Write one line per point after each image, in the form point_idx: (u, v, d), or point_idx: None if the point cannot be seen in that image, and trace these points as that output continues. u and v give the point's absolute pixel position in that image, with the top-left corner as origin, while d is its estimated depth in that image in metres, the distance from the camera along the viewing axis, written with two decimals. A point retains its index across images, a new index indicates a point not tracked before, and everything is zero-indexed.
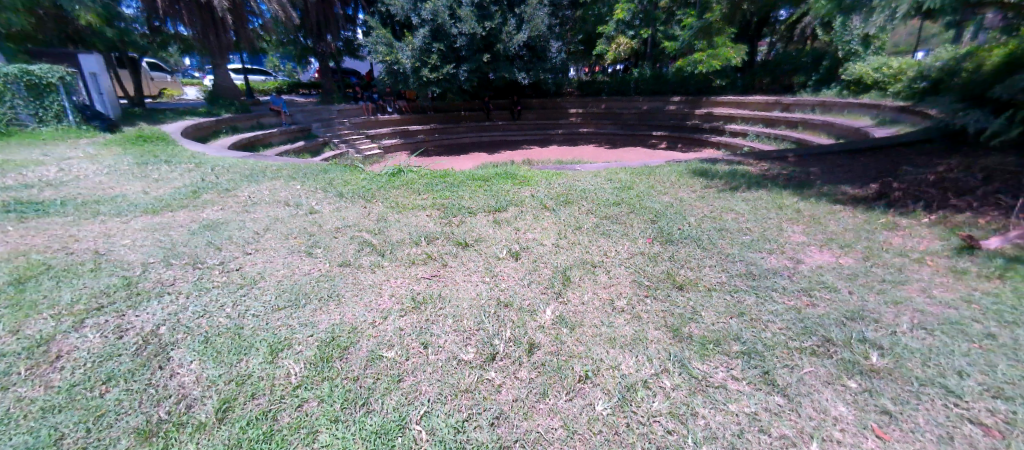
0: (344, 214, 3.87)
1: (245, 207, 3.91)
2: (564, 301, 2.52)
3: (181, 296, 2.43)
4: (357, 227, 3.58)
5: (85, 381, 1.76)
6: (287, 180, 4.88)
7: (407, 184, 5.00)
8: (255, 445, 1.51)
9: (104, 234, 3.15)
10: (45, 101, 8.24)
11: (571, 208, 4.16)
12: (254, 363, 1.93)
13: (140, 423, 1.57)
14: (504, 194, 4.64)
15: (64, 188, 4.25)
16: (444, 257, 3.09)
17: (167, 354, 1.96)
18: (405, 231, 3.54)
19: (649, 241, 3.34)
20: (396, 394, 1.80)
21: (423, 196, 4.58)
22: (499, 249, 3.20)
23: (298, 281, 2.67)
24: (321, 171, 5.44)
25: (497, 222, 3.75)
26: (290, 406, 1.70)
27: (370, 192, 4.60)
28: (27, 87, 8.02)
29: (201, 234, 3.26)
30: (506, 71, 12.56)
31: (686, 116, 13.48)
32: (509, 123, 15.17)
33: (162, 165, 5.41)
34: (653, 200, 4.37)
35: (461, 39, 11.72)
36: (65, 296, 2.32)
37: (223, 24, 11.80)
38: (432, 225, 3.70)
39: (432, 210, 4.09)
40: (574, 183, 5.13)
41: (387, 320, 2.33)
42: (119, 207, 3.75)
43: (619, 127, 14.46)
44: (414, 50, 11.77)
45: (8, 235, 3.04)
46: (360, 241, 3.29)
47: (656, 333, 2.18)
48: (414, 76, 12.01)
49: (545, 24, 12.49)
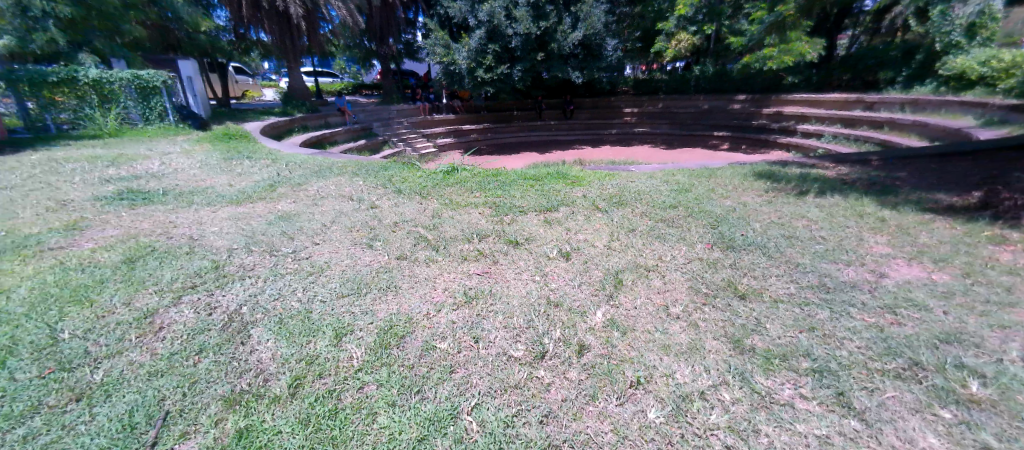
0: (402, 210, 4.04)
1: (315, 201, 4.20)
2: (615, 304, 2.46)
3: (259, 280, 2.65)
4: (413, 222, 3.72)
5: (182, 351, 2.02)
6: (350, 176, 5.17)
7: (460, 182, 5.13)
8: (323, 421, 1.68)
9: (198, 222, 3.50)
10: (150, 102, 9.29)
11: (625, 209, 4.07)
12: (321, 345, 2.12)
13: (226, 391, 1.81)
14: (555, 194, 4.62)
15: (165, 180, 4.78)
16: (494, 254, 3.13)
17: (248, 332, 2.19)
18: (458, 228, 3.62)
19: (709, 247, 3.17)
20: (448, 385, 1.89)
21: (475, 194, 4.68)
22: (550, 249, 3.20)
23: (360, 271, 2.82)
24: (381, 168, 5.72)
25: (548, 222, 3.74)
26: (352, 388, 1.86)
27: (426, 188, 4.78)
28: (137, 89, 9.08)
29: (277, 224, 3.54)
30: (559, 70, 12.48)
31: (751, 115, 12.75)
32: (560, 123, 15.13)
33: (244, 160, 5.94)
34: (713, 204, 4.18)
35: (516, 39, 11.68)
36: (166, 275, 2.61)
37: (297, 30, 12.65)
38: (485, 223, 3.76)
39: (484, 208, 4.16)
40: (628, 184, 5.01)
41: (441, 313, 2.42)
42: (210, 197, 4.17)
43: (675, 127, 13.93)
44: (469, 51, 11.95)
45: (122, 220, 3.47)
46: (416, 236, 3.42)
47: (715, 344, 2.08)
48: (469, 77, 12.23)
49: (601, 22, 12.26)
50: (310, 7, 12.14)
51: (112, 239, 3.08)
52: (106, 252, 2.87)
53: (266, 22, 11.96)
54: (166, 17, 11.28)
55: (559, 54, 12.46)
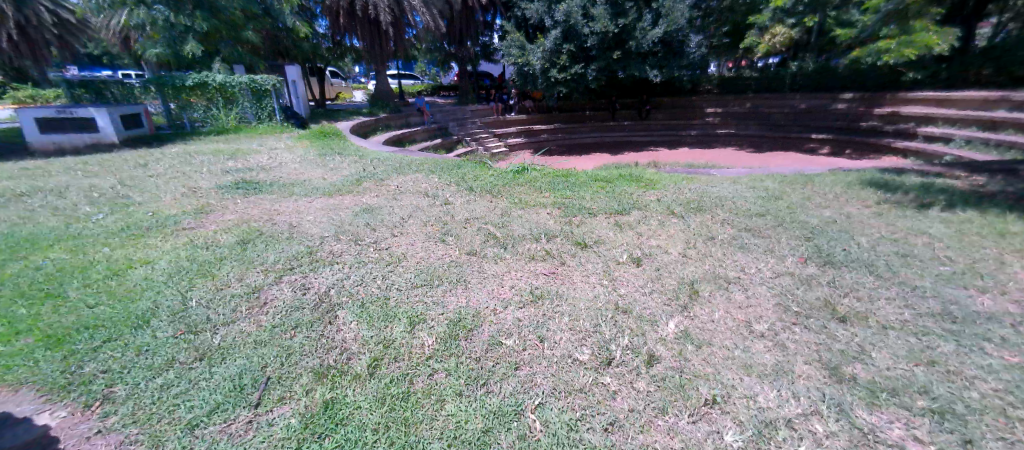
0: (473, 207, 4.17)
1: (395, 195, 4.49)
2: (691, 316, 2.34)
3: (346, 267, 2.89)
4: (483, 220, 3.82)
5: (281, 325, 2.28)
6: (427, 173, 5.46)
7: (529, 181, 5.19)
8: (397, 401, 1.80)
9: (297, 211, 3.92)
10: (262, 103, 10.46)
11: (703, 216, 3.84)
12: (397, 330, 2.27)
13: (316, 365, 2.01)
14: (627, 197, 4.49)
15: (272, 172, 5.40)
16: (562, 255, 3.11)
17: (335, 313, 2.40)
18: (526, 227, 3.66)
19: (802, 262, 2.88)
20: (513, 381, 1.92)
21: (544, 194, 4.69)
22: (620, 253, 3.12)
23: (432, 263, 2.98)
24: (455, 166, 5.97)
25: (619, 225, 3.65)
26: (424, 374, 1.97)
27: (496, 187, 4.90)
28: (253, 92, 10.34)
29: (362, 215, 3.84)
30: (636, 69, 11.92)
31: (859, 116, 11.45)
32: (635, 123, 14.69)
33: (335, 157, 6.53)
34: (809, 214, 3.79)
35: (592, 38, 11.48)
36: (270, 257, 2.95)
37: (385, 37, 13.42)
38: (553, 223, 3.76)
39: (553, 209, 4.16)
40: (708, 189, 4.73)
41: (507, 310, 2.47)
42: (307, 189, 4.65)
43: (767, 128, 13.01)
44: (544, 52, 12.02)
45: (237, 206, 3.99)
46: (485, 233, 3.52)
47: (807, 368, 1.89)
48: (542, 77, 12.33)
49: (685, 17, 11.43)
50: (398, 15, 12.85)
51: (230, 223, 3.55)
52: (225, 234, 3.32)
53: (360, 29, 12.93)
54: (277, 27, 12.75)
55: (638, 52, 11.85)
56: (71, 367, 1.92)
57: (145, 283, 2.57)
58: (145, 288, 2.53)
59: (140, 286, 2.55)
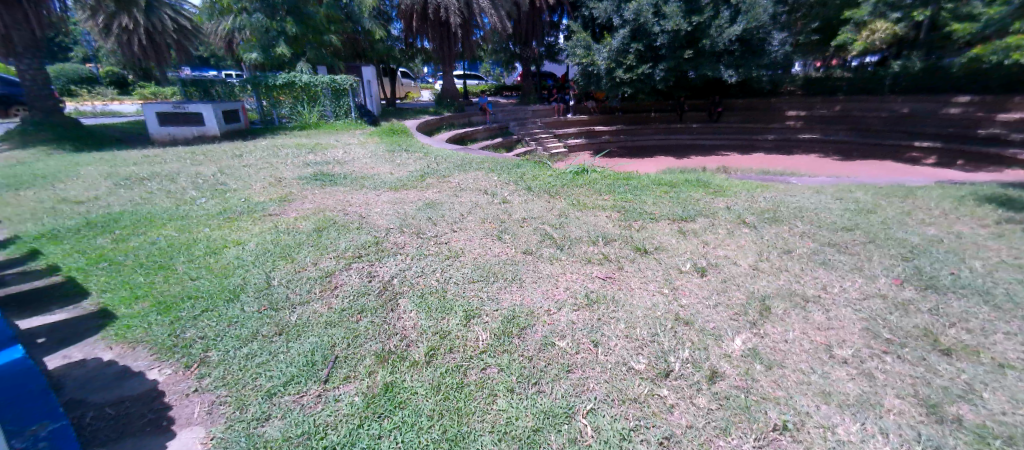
0: (531, 207, 4.21)
1: (456, 192, 4.64)
2: (760, 334, 2.18)
3: (407, 258, 3.03)
4: (540, 219, 3.84)
5: (348, 308, 2.45)
6: (487, 171, 5.59)
7: (588, 183, 5.13)
8: (451, 391, 1.86)
9: (367, 203, 4.18)
10: (339, 101, 11.14)
11: (779, 227, 3.57)
12: (453, 323, 2.35)
13: (378, 348, 2.14)
14: (693, 203, 4.30)
15: (345, 166, 5.81)
16: (620, 260, 3.04)
17: (397, 301, 2.54)
18: (584, 229, 3.62)
19: (898, 284, 2.59)
20: (565, 384, 1.90)
21: (604, 196, 4.61)
22: (683, 262, 2.99)
23: (489, 260, 3.04)
24: (515, 165, 6.05)
25: (683, 232, 3.50)
26: (477, 367, 2.02)
27: (554, 187, 4.90)
28: (333, 91, 10.98)
29: (424, 210, 4.01)
30: (710, 69, 11.27)
31: (977, 122, 10.01)
32: (704, 126, 14.00)
33: (403, 153, 6.89)
34: (907, 231, 3.40)
35: (663, 37, 10.90)
36: (342, 244, 3.17)
37: (453, 39, 13.63)
38: (612, 227, 3.67)
39: (612, 212, 4.08)
40: (786, 199, 4.39)
41: (561, 311, 2.46)
42: (376, 182, 4.94)
43: (858, 134, 11.95)
44: (610, 51, 11.71)
45: (314, 196, 4.34)
46: (542, 233, 3.53)
47: (899, 403, 1.69)
48: (607, 78, 12.05)
49: (768, 13, 10.55)
50: (467, 17, 13.03)
51: (308, 211, 3.88)
52: (304, 221, 3.62)
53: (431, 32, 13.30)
54: (355, 31, 13.67)
55: (711, 51, 11.19)
56: (176, 331, 2.21)
57: (237, 261, 2.88)
58: (236, 266, 2.83)
59: (232, 264, 2.85)
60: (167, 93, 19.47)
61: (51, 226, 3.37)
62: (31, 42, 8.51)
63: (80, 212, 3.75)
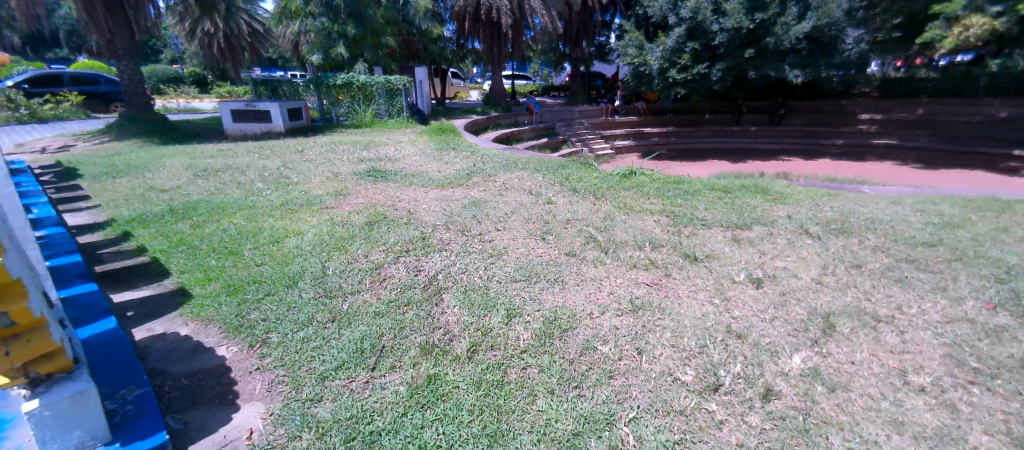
0: (575, 208, 4.17)
1: (500, 191, 4.69)
2: (823, 353, 2.04)
3: (452, 255, 3.10)
4: (585, 222, 3.80)
5: (395, 300, 2.54)
6: (532, 172, 5.61)
7: (636, 186, 5.02)
8: (491, 389, 1.88)
9: (415, 199, 4.32)
10: (393, 101, 11.73)
11: (848, 239, 3.32)
12: (495, 320, 2.37)
13: (422, 341, 2.20)
14: (749, 210, 4.10)
15: (396, 163, 6.03)
16: (667, 266, 2.95)
17: (441, 296, 2.60)
18: (630, 233, 3.55)
19: (989, 308, 2.34)
20: (606, 390, 1.87)
21: (652, 200, 4.50)
22: (736, 271, 2.85)
23: (532, 260, 3.05)
24: (560, 166, 6.03)
25: (737, 240, 3.34)
26: (517, 366, 2.03)
27: (600, 189, 4.83)
28: (387, 91, 11.60)
29: (470, 208, 4.08)
30: (773, 68, 10.59)
31: None
32: (763, 129, 13.26)
33: (452, 151, 7.07)
34: (1002, 250, 3.06)
35: (721, 35, 10.26)
36: (390, 238, 3.30)
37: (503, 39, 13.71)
38: (660, 232, 3.56)
39: (661, 216, 3.97)
40: (855, 209, 4.08)
41: (604, 316, 2.41)
42: (424, 180, 5.09)
43: (942, 141, 10.87)
44: (665, 51, 11.14)
45: (367, 191, 4.55)
46: (586, 235, 3.49)
47: (987, 440, 1.52)
48: (659, 78, 11.51)
49: (843, 8, 9.85)
50: (518, 17, 13.11)
51: (360, 205, 4.06)
52: (356, 214, 3.80)
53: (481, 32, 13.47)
54: (410, 33, 14.16)
55: (775, 50, 10.49)
56: (242, 312, 2.39)
57: (296, 250, 3.06)
58: (295, 254, 3.01)
59: (292, 252, 3.04)
60: (234, 92, 21.06)
61: (140, 212, 3.75)
62: (132, 45, 9.49)
63: (164, 199, 4.15)
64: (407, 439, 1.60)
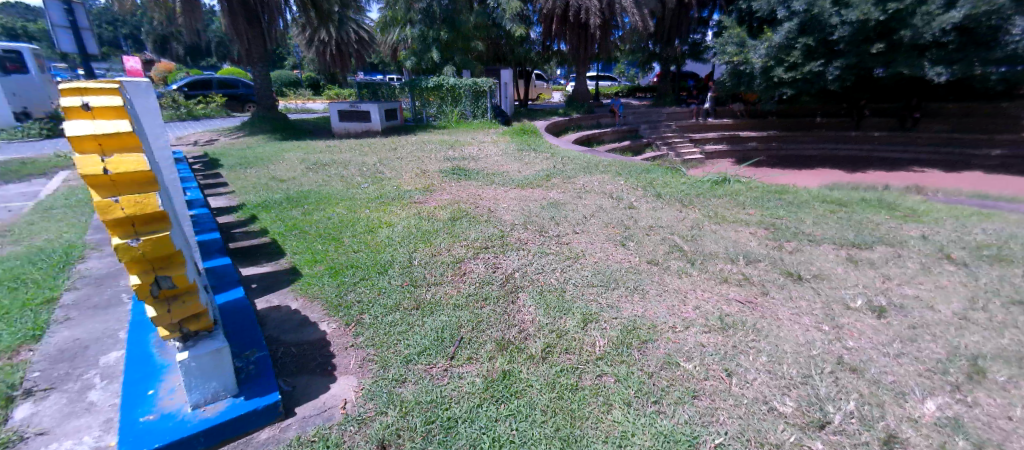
0: (660, 215, 4.01)
1: (580, 194, 4.65)
2: (965, 402, 1.71)
3: (529, 254, 3.14)
4: (670, 229, 3.62)
5: (474, 295, 2.63)
6: (614, 175, 5.49)
7: (729, 195, 4.69)
8: (565, 393, 1.85)
9: (495, 198, 4.45)
10: (478, 103, 12.19)
11: (1006, 270, 2.78)
12: (570, 324, 2.35)
13: (499, 337, 2.25)
14: (870, 227, 3.62)
15: (478, 162, 6.26)
16: (765, 284, 2.70)
17: (517, 294, 2.64)
18: (721, 244, 3.31)
19: None
20: (688, 409, 1.74)
21: (748, 210, 4.17)
22: (852, 296, 2.52)
23: (610, 266, 2.97)
24: (644, 170, 5.83)
25: (853, 260, 2.97)
26: (592, 372, 1.98)
27: (688, 197, 4.58)
28: (475, 93, 12.07)
29: (548, 209, 4.10)
30: (906, 67, 9.03)
31: None
32: (890, 134, 11.55)
33: (532, 152, 7.16)
34: None
35: (844, 29, 8.86)
36: (471, 235, 3.43)
37: (591, 40, 13.43)
38: (757, 246, 3.28)
39: (759, 228, 3.66)
40: (1017, 234, 3.41)
41: (688, 331, 2.27)
42: (504, 179, 5.22)
43: None
44: (770, 48, 9.94)
45: (452, 188, 4.78)
46: (670, 244, 3.33)
47: None
48: (762, 77, 10.37)
49: None
50: (607, 17, 12.83)
51: (445, 202, 4.28)
52: (441, 210, 4.01)
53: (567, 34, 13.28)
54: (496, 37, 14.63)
55: (911, 44, 8.86)
56: (341, 293, 2.64)
57: (387, 240, 3.32)
58: (387, 244, 3.26)
59: (384, 242, 3.30)
60: (335, 94, 23.42)
61: (264, 198, 4.32)
62: (264, 54, 10.87)
63: (282, 188, 4.74)
64: (482, 430, 1.64)
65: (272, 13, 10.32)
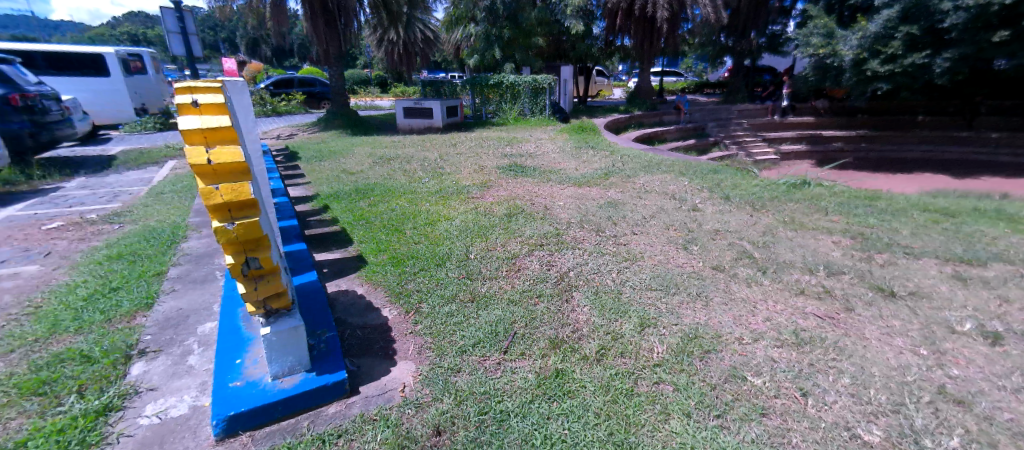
0: (727, 218, 3.79)
1: (640, 193, 4.52)
2: None
3: (584, 253, 3.11)
4: (739, 234, 3.42)
5: (527, 291, 2.65)
6: (677, 175, 5.27)
7: (809, 199, 4.33)
8: (619, 397, 1.80)
9: (551, 196, 4.44)
10: (537, 99, 12.27)
11: None
12: (626, 327, 2.29)
13: (553, 335, 2.24)
14: (985, 242, 3.19)
15: (535, 159, 6.28)
16: (849, 299, 2.47)
17: (571, 293, 2.62)
18: (797, 253, 3.07)
19: None
20: (756, 427, 1.60)
21: (832, 217, 3.83)
22: (958, 319, 2.23)
23: (671, 270, 2.86)
24: (711, 170, 5.54)
25: (961, 278, 2.62)
26: (649, 379, 1.91)
27: (761, 200, 4.29)
28: (534, 90, 12.15)
29: (606, 208, 4.02)
30: None
31: None
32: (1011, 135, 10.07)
33: (591, 150, 7.05)
34: None
35: (957, 15, 7.41)
36: (526, 231, 3.45)
37: (658, 34, 12.97)
38: (840, 257, 3.01)
39: (844, 237, 3.35)
40: None
41: (757, 344, 2.12)
42: (561, 177, 5.19)
43: None
44: (863, 38, 8.88)
45: (509, 185, 4.84)
46: (738, 250, 3.14)
47: None
48: (852, 71, 9.34)
49: None
50: (677, 10, 12.29)
51: (502, 198, 4.35)
52: (497, 206, 4.07)
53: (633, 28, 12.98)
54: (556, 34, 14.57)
55: None
56: (402, 281, 2.78)
57: (446, 233, 3.43)
58: (445, 237, 3.37)
59: (443, 235, 3.41)
60: (396, 92, 24.60)
61: (335, 189, 4.64)
62: (340, 54, 11.65)
63: (351, 180, 5.06)
64: (534, 426, 1.63)
65: (348, 16, 11.10)
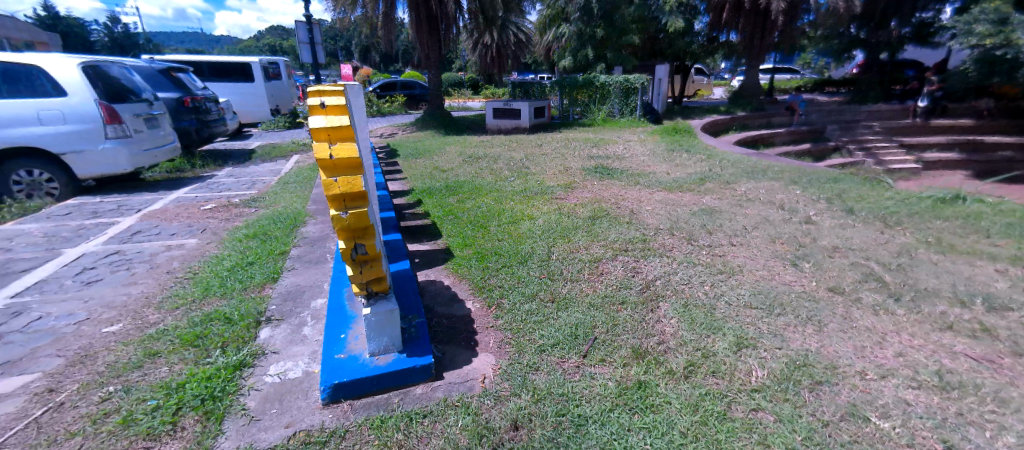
0: (849, 234, 3.35)
1: (741, 201, 4.18)
2: None
3: (673, 262, 2.96)
4: (865, 254, 3.00)
5: (609, 297, 2.59)
6: (787, 183, 4.78)
7: (964, 217, 3.64)
8: (709, 420, 1.65)
9: (639, 200, 4.29)
10: (628, 99, 11.94)
11: None
12: (720, 345, 2.12)
13: (636, 345, 2.16)
14: None
15: (623, 162, 6.11)
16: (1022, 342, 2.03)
17: (656, 303, 2.51)
18: (945, 280, 2.61)
19: None
20: None
21: (997, 240, 3.18)
22: None
23: (777, 288, 2.61)
24: (831, 179, 4.92)
25: None
26: (744, 405, 1.73)
27: (896, 215, 3.72)
28: (625, 90, 11.85)
29: (701, 216, 3.78)
30: None
31: None
32: None
33: (685, 153, 6.67)
34: None
35: None
36: (610, 236, 3.37)
37: (772, 27, 11.79)
38: (1007, 290, 2.49)
39: (1013, 266, 2.76)
40: None
41: (885, 382, 1.82)
42: (650, 181, 4.98)
43: None
44: None
45: (595, 187, 4.77)
46: (863, 271, 2.76)
47: None
48: None
49: None
50: None
51: (586, 200, 4.30)
52: (581, 208, 4.04)
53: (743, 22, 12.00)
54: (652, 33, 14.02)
55: None
56: (485, 276, 2.88)
57: (529, 232, 3.49)
58: (528, 236, 3.43)
59: (526, 233, 3.47)
60: (487, 93, 25.60)
61: (429, 185, 4.97)
62: (439, 59, 12.41)
63: (443, 177, 5.39)
64: (613, 435, 1.57)
65: (449, 21, 11.83)
